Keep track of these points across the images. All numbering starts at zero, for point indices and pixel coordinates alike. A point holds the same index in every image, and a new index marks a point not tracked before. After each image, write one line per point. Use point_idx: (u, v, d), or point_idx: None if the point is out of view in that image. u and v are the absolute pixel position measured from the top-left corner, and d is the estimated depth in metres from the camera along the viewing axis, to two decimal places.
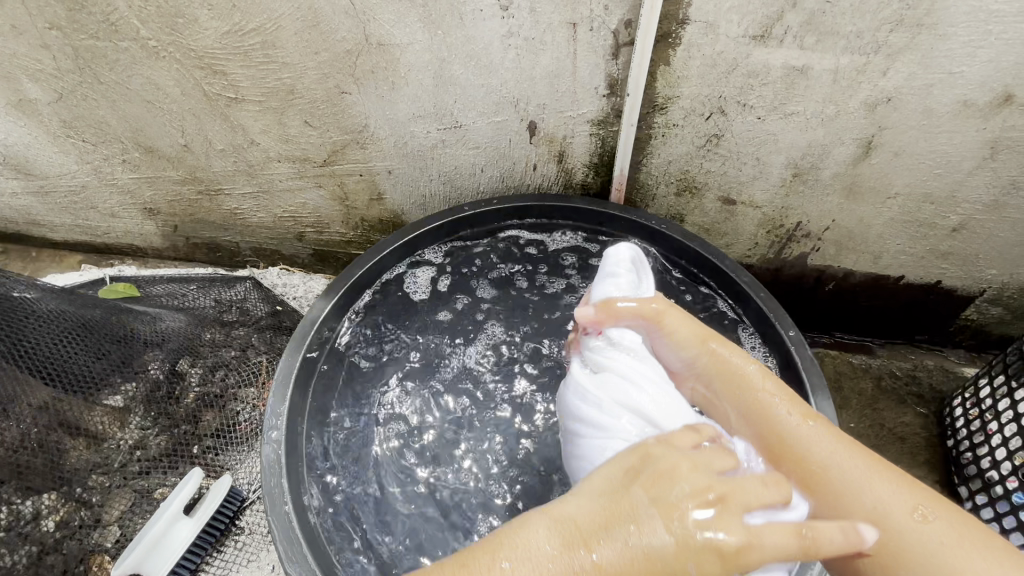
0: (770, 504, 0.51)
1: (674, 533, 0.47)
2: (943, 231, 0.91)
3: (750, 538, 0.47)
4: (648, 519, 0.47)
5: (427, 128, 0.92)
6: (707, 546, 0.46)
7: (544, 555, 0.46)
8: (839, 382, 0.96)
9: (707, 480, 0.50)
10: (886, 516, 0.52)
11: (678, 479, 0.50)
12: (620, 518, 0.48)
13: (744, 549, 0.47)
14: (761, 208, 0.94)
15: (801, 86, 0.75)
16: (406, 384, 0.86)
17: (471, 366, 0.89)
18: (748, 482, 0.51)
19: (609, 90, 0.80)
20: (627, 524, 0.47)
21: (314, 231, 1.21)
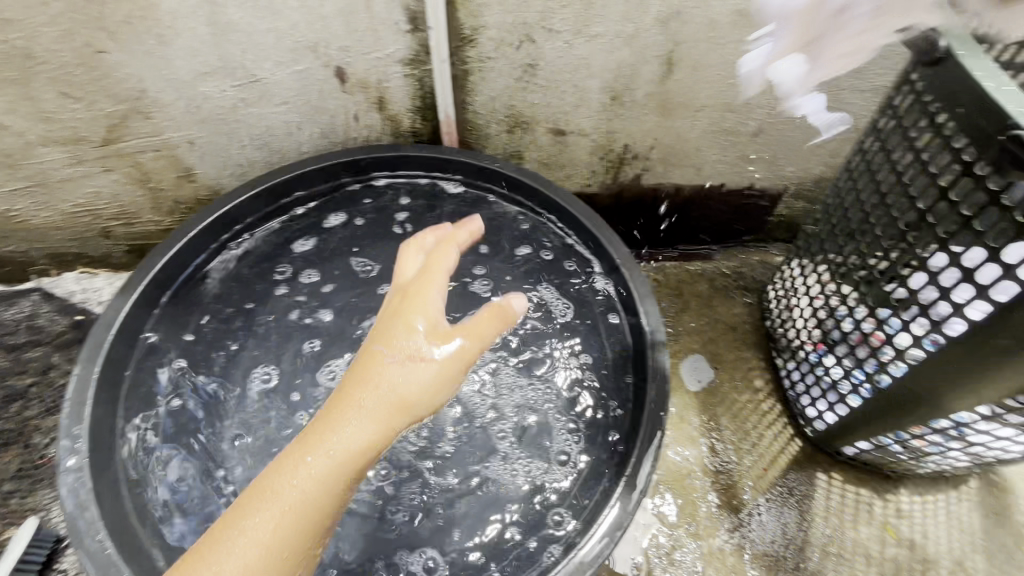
0: (442, 326, 0.51)
1: (359, 420, 0.48)
2: (746, 137, 1.00)
3: (413, 332, 0.50)
4: (335, 420, 0.48)
5: (220, 85, 0.81)
6: (392, 319, 0.52)
7: (285, 482, 0.47)
8: (679, 288, 1.04)
9: (415, 311, 0.52)
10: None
11: (402, 308, 0.52)
12: (296, 449, 0.48)
13: (410, 334, 0.50)
14: (589, 135, 0.96)
15: (598, 6, 0.76)
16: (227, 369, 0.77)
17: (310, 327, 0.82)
18: (434, 315, 0.52)
19: (411, 25, 0.75)
20: (294, 456, 0.47)
21: (122, 224, 1.04)
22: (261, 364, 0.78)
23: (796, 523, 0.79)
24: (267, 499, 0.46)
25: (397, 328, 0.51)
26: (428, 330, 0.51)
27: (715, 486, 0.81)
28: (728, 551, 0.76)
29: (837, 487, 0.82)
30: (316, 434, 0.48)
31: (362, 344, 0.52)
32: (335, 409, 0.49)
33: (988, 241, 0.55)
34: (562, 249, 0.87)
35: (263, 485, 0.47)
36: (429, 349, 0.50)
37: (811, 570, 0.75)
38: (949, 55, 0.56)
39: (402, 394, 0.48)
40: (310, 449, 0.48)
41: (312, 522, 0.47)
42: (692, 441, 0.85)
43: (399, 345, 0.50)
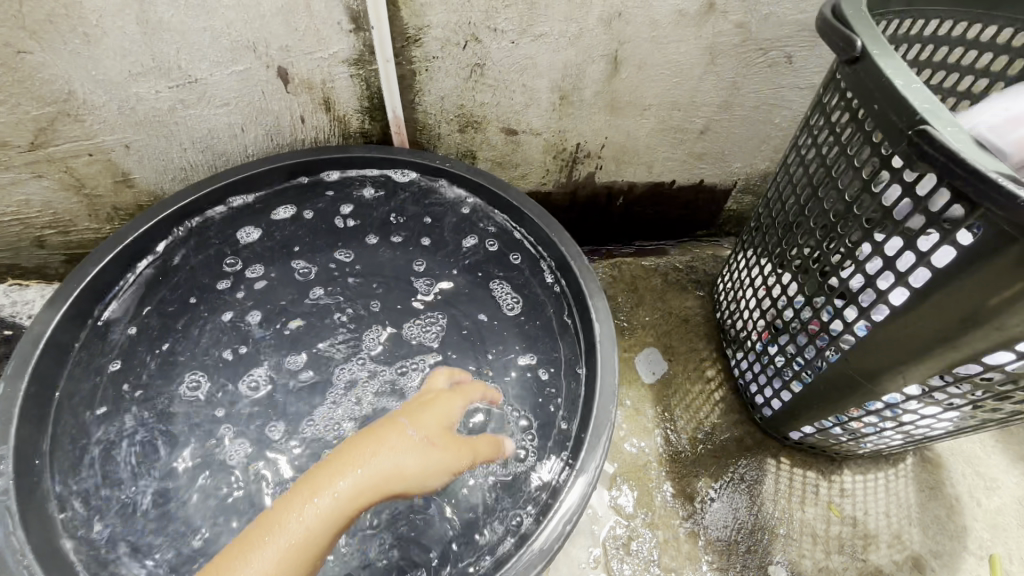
0: (450, 430, 0.67)
1: (367, 472, 0.58)
2: (693, 135, 1.03)
3: (428, 425, 0.65)
4: (347, 466, 0.59)
5: (155, 86, 0.78)
6: (413, 411, 0.67)
7: (292, 514, 0.55)
8: (634, 283, 1.06)
9: (431, 411, 0.67)
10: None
11: (421, 404, 0.68)
12: (307, 487, 0.57)
13: (425, 424, 0.65)
14: (540, 134, 0.97)
15: (541, 6, 0.76)
16: (171, 376, 0.78)
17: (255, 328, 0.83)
18: (446, 420, 0.68)
19: (353, 24, 0.74)
20: (306, 493, 0.56)
21: (57, 233, 0.99)
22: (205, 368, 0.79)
23: (746, 507, 0.81)
24: (272, 531, 0.54)
25: (423, 415, 0.66)
26: (438, 431, 0.66)
27: (670, 476, 0.83)
28: (683, 539, 0.78)
29: (786, 471, 0.85)
30: (330, 474, 0.58)
31: (390, 418, 0.66)
32: (352, 459, 0.59)
33: (907, 231, 0.58)
34: (511, 246, 0.88)
35: (269, 520, 0.55)
36: (437, 443, 0.64)
37: (760, 553, 0.78)
38: (864, 55, 0.58)
39: (407, 466, 0.61)
40: (319, 488, 0.57)
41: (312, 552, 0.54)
42: (647, 433, 0.87)
43: (415, 425, 0.64)
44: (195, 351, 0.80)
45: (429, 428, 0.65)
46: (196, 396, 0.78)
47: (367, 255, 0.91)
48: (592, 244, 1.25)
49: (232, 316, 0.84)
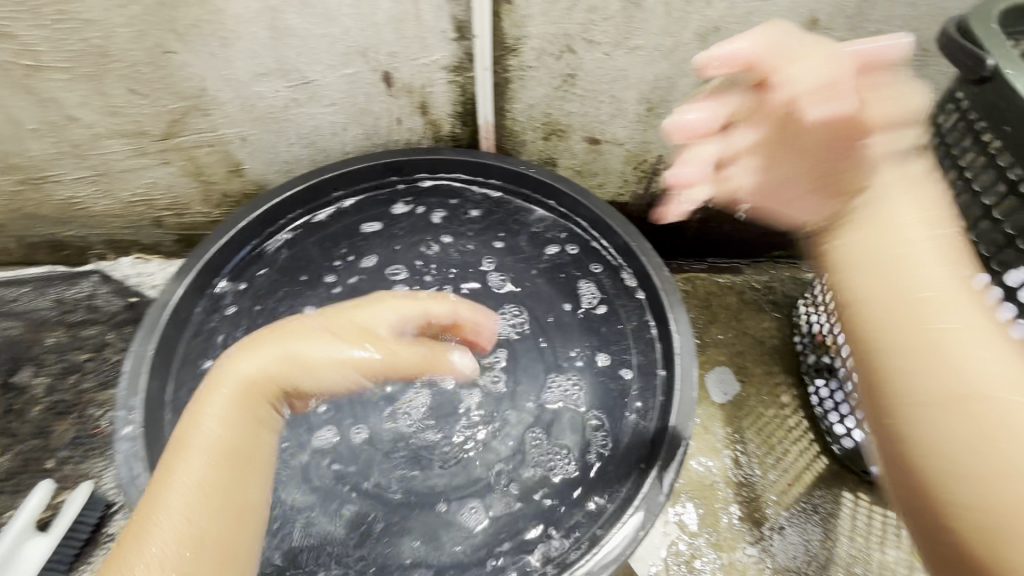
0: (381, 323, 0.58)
1: (258, 374, 0.54)
2: None
3: (335, 318, 0.57)
4: (236, 363, 0.55)
5: (274, 86, 0.85)
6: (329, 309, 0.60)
7: (184, 425, 0.53)
8: (708, 300, 1.05)
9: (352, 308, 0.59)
10: (845, 264, 0.49)
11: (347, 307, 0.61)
12: (204, 391, 0.55)
13: (334, 317, 0.57)
14: (623, 145, 0.98)
15: (639, 19, 0.78)
16: None
17: None
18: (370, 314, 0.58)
19: (457, 33, 0.78)
20: (197, 402, 0.54)
21: (173, 215, 1.10)
22: None
23: (820, 540, 0.78)
24: (179, 444, 0.53)
25: (342, 311, 0.59)
26: (363, 329, 0.57)
27: (738, 498, 0.81)
28: (749, 565, 0.76)
29: (864, 507, 0.81)
30: (210, 381, 0.55)
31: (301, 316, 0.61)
32: (235, 355, 0.56)
33: None
34: (589, 252, 0.89)
35: (182, 434, 0.53)
36: (341, 332, 0.56)
37: None
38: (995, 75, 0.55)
39: (315, 357, 0.55)
40: (207, 394, 0.54)
41: (228, 462, 0.52)
42: (716, 452, 0.85)
43: (319, 320, 0.58)
44: None
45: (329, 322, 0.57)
46: None
47: (446, 254, 0.94)
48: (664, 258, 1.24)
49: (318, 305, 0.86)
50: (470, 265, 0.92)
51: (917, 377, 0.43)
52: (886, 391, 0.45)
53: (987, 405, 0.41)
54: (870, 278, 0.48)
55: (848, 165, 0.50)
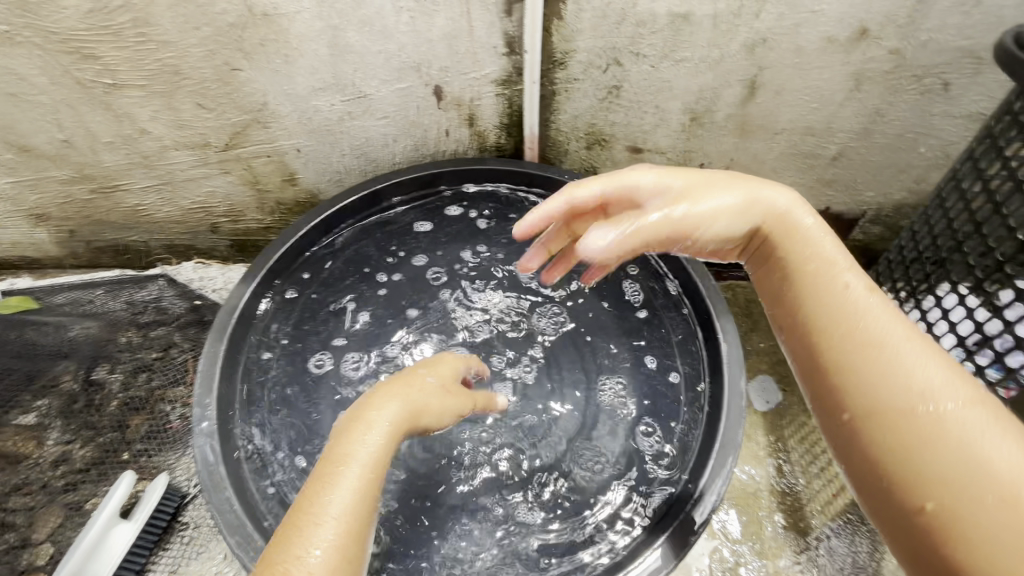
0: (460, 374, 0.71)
1: (404, 400, 0.59)
2: (825, 161, 1.00)
3: (443, 370, 0.68)
4: (379, 399, 0.58)
5: (331, 100, 0.89)
6: (425, 363, 0.69)
7: (338, 446, 0.54)
8: (749, 308, 1.04)
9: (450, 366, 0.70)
10: (827, 303, 0.55)
11: (433, 363, 0.69)
12: (349, 425, 0.56)
13: (437, 369, 0.67)
14: (664, 154, 0.99)
15: (686, 32, 0.79)
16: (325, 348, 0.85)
17: (399, 313, 0.89)
18: (452, 369, 0.70)
19: (508, 48, 0.81)
20: (349, 431, 0.55)
21: (229, 221, 1.15)
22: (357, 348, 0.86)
23: (867, 552, 0.77)
24: (335, 461, 0.52)
25: (439, 365, 0.68)
26: (452, 381, 0.68)
27: (782, 507, 0.81)
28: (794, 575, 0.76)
29: None
30: (357, 417, 0.56)
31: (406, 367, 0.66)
32: (373, 397, 0.59)
33: None
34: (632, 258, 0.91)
35: (332, 456, 0.53)
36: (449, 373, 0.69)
37: None
38: None
39: (431, 403, 0.62)
40: (356, 428, 0.55)
41: (378, 478, 0.53)
42: (759, 460, 0.85)
43: (429, 367, 0.68)
44: (347, 330, 0.87)
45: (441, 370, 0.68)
46: (345, 369, 0.83)
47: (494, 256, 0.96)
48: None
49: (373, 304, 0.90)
50: (515, 269, 0.94)
51: (886, 391, 0.49)
52: (860, 411, 0.50)
53: (917, 423, 0.47)
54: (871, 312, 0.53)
55: (822, 252, 0.57)
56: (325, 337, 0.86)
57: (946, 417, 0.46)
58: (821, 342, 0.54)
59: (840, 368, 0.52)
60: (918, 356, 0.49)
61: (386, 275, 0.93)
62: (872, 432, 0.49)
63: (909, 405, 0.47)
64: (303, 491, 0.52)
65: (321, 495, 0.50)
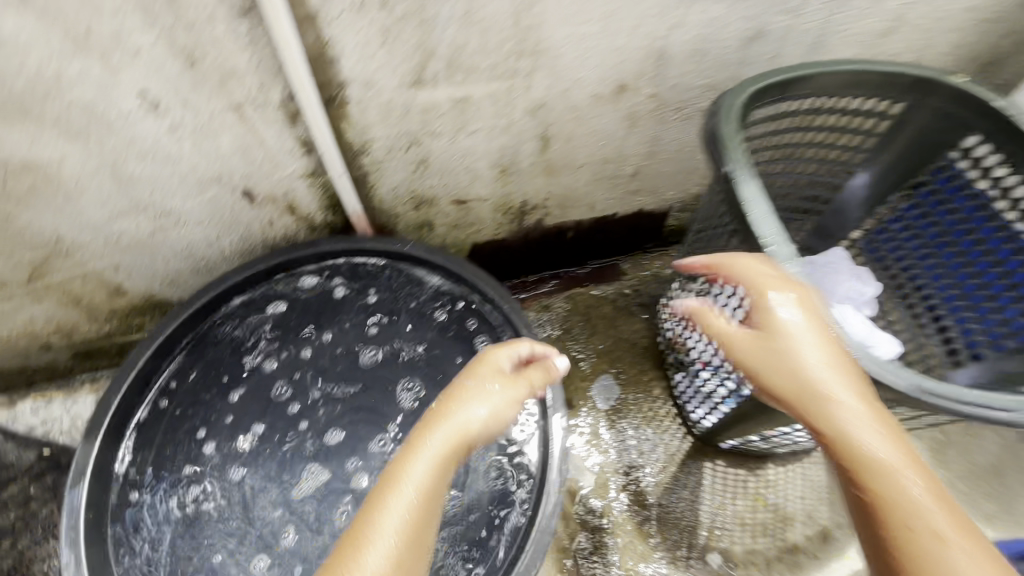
0: (506, 366, 0.68)
1: (445, 422, 0.60)
2: (627, 177, 1.14)
3: (492, 369, 0.67)
4: (427, 427, 0.60)
5: (135, 221, 0.87)
6: (470, 365, 0.69)
7: (390, 477, 0.56)
8: (587, 311, 1.24)
9: (496, 360, 0.68)
10: (819, 394, 0.53)
11: (480, 361, 0.68)
12: (405, 450, 0.59)
13: (482, 368, 0.67)
14: (488, 199, 1.08)
15: (470, 110, 0.86)
16: (190, 475, 0.87)
17: (257, 420, 0.91)
18: (500, 364, 0.68)
19: (305, 150, 0.83)
20: (405, 453, 0.58)
21: (61, 336, 1.07)
22: (223, 468, 0.88)
23: (688, 506, 0.99)
24: (383, 496, 0.55)
25: (479, 368, 0.67)
26: (501, 375, 0.66)
27: (624, 490, 1.00)
28: (637, 541, 0.96)
29: (720, 472, 1.02)
30: (411, 445, 0.59)
31: (456, 380, 0.67)
32: (424, 425, 0.61)
33: None
34: (474, 310, 0.98)
35: (381, 489, 0.56)
36: (488, 368, 0.67)
37: (700, 545, 0.96)
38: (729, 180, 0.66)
39: (475, 418, 0.61)
40: (406, 453, 0.58)
41: (426, 503, 0.55)
42: (604, 453, 1.04)
43: (470, 370, 0.67)
44: (210, 450, 0.89)
45: (497, 367, 0.67)
46: (216, 492, 0.86)
47: (343, 332, 0.98)
48: (518, 276, 1.34)
49: (230, 415, 0.92)
50: (365, 343, 0.98)
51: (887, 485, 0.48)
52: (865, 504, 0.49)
53: (898, 531, 0.46)
54: (801, 352, 0.56)
55: (813, 342, 0.56)
56: (189, 464, 0.88)
57: (932, 522, 0.46)
58: (829, 434, 0.52)
59: (853, 456, 0.50)
60: (890, 453, 0.50)
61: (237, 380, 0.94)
62: (871, 523, 0.48)
63: (901, 507, 0.47)
64: (363, 507, 0.55)
65: (372, 520, 0.53)
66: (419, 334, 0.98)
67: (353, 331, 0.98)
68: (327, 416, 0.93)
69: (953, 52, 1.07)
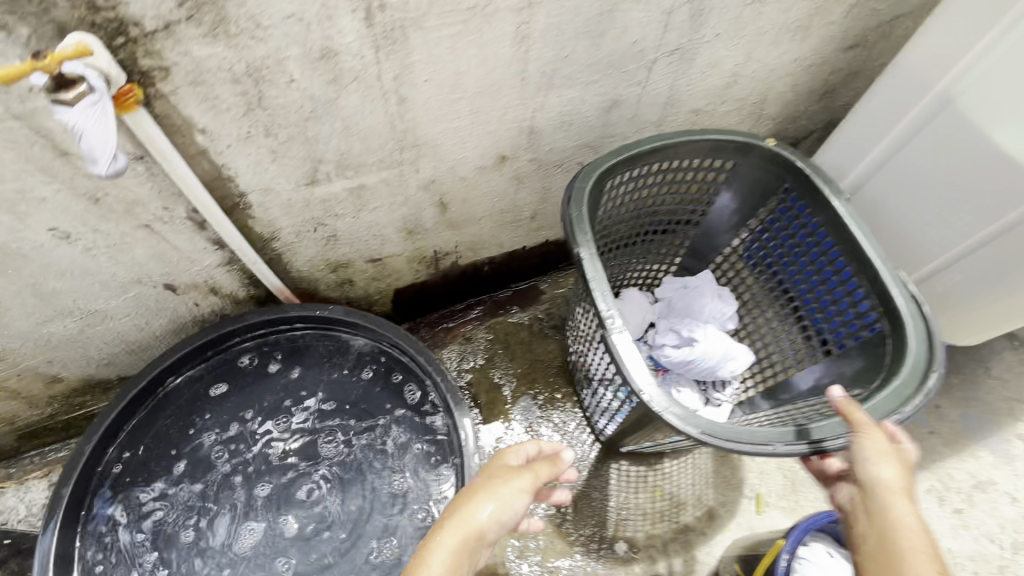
0: (520, 456, 0.72)
1: (459, 521, 0.59)
2: (527, 219, 1.27)
3: (503, 458, 0.71)
4: (443, 526, 0.60)
5: (63, 323, 0.93)
6: (485, 467, 0.69)
7: None
8: (507, 339, 1.37)
9: (504, 455, 0.71)
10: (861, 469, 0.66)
11: (494, 461, 0.70)
12: (419, 556, 0.57)
13: (496, 461, 0.70)
14: (400, 254, 1.18)
15: (367, 194, 0.96)
16: (147, 545, 0.97)
17: (202, 487, 1.01)
18: (511, 459, 0.71)
19: (217, 246, 0.91)
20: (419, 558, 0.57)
21: (4, 425, 1.13)
22: (177, 535, 0.98)
23: (598, 504, 1.17)
24: None
25: (495, 467, 0.69)
26: (518, 475, 0.66)
27: (545, 498, 1.17)
28: (556, 541, 1.13)
29: (624, 470, 1.20)
30: (424, 551, 0.57)
31: (473, 480, 0.67)
32: (441, 528, 0.60)
33: None
34: (394, 362, 1.10)
35: None
36: (510, 457, 0.71)
37: (609, 536, 1.13)
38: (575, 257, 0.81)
39: (494, 516, 0.61)
40: (426, 556, 0.57)
41: None
42: None
43: (486, 469, 0.69)
44: (164, 520, 0.99)
45: (509, 460, 0.70)
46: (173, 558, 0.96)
47: (277, 394, 1.09)
48: (444, 306, 1.44)
49: (179, 484, 1.01)
50: (298, 401, 1.09)
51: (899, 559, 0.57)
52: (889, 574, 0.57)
53: None
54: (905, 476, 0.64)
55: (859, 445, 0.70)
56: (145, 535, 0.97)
57: None
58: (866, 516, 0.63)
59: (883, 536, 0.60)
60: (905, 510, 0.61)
61: (182, 452, 1.03)
62: None
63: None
64: None
65: None
66: (348, 389, 1.10)
67: (286, 393, 1.10)
68: (269, 473, 1.04)
69: (791, 90, 1.24)
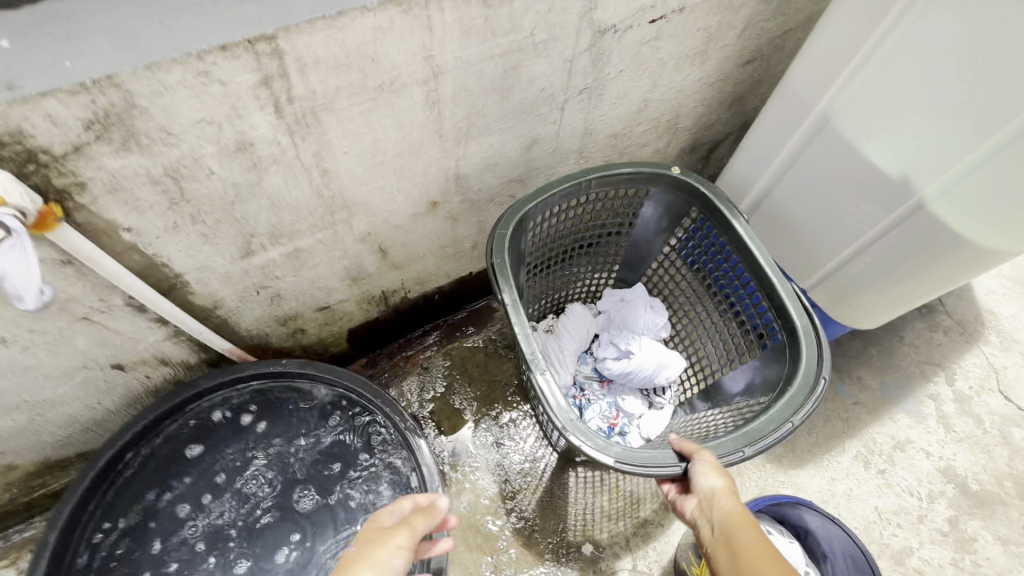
0: (396, 514, 0.77)
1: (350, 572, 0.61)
2: (469, 250, 1.32)
3: (379, 520, 0.75)
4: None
5: (11, 415, 0.93)
6: (367, 528, 0.73)
7: None
8: (464, 363, 1.43)
9: (383, 518, 0.75)
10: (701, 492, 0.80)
11: (370, 525, 0.74)
12: None
13: (375, 522, 0.75)
14: (348, 300, 1.22)
15: (305, 255, 0.99)
16: None
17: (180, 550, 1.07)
18: (384, 520, 0.75)
19: (160, 324, 0.93)
20: None
21: None
22: None
23: (564, 511, 1.25)
24: None
25: (370, 529, 0.72)
26: (395, 530, 0.70)
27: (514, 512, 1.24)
28: (527, 551, 1.21)
29: (586, 476, 1.29)
30: None
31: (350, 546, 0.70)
32: None
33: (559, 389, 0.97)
34: (357, 410, 1.12)
35: None
36: (386, 517, 0.76)
37: (576, 540, 1.22)
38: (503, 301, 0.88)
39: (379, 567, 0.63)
40: None
41: None
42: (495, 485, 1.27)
43: (365, 531, 0.72)
44: None
45: (381, 523, 0.74)
46: None
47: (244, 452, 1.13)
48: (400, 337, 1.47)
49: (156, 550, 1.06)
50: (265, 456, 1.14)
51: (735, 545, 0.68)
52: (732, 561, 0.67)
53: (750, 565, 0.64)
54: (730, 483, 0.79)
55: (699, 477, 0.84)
56: None
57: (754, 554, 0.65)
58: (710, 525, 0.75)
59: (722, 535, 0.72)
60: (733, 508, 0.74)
61: (154, 520, 1.07)
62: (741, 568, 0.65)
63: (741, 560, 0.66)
64: None
65: None
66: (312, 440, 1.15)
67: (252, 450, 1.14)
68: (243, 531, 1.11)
69: (702, 105, 1.32)
